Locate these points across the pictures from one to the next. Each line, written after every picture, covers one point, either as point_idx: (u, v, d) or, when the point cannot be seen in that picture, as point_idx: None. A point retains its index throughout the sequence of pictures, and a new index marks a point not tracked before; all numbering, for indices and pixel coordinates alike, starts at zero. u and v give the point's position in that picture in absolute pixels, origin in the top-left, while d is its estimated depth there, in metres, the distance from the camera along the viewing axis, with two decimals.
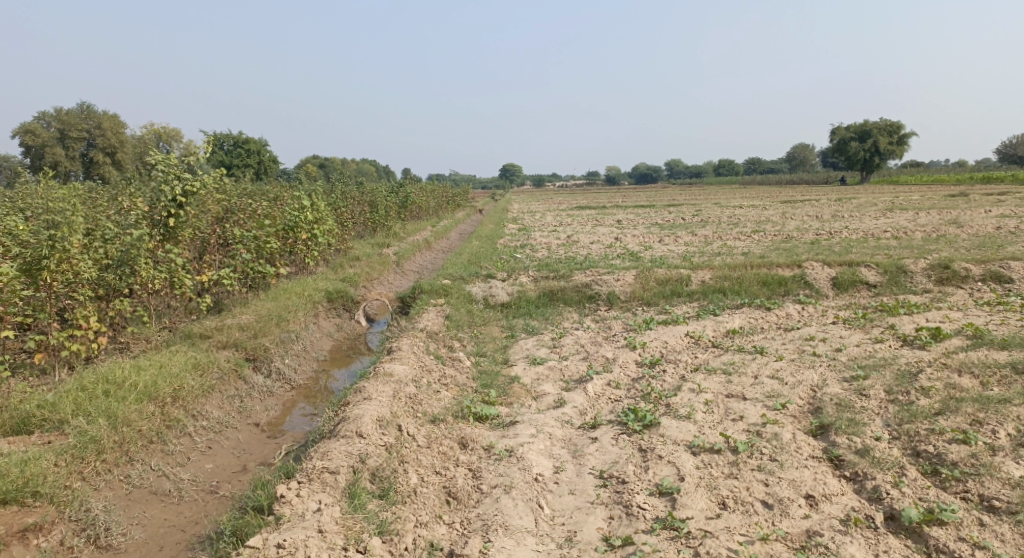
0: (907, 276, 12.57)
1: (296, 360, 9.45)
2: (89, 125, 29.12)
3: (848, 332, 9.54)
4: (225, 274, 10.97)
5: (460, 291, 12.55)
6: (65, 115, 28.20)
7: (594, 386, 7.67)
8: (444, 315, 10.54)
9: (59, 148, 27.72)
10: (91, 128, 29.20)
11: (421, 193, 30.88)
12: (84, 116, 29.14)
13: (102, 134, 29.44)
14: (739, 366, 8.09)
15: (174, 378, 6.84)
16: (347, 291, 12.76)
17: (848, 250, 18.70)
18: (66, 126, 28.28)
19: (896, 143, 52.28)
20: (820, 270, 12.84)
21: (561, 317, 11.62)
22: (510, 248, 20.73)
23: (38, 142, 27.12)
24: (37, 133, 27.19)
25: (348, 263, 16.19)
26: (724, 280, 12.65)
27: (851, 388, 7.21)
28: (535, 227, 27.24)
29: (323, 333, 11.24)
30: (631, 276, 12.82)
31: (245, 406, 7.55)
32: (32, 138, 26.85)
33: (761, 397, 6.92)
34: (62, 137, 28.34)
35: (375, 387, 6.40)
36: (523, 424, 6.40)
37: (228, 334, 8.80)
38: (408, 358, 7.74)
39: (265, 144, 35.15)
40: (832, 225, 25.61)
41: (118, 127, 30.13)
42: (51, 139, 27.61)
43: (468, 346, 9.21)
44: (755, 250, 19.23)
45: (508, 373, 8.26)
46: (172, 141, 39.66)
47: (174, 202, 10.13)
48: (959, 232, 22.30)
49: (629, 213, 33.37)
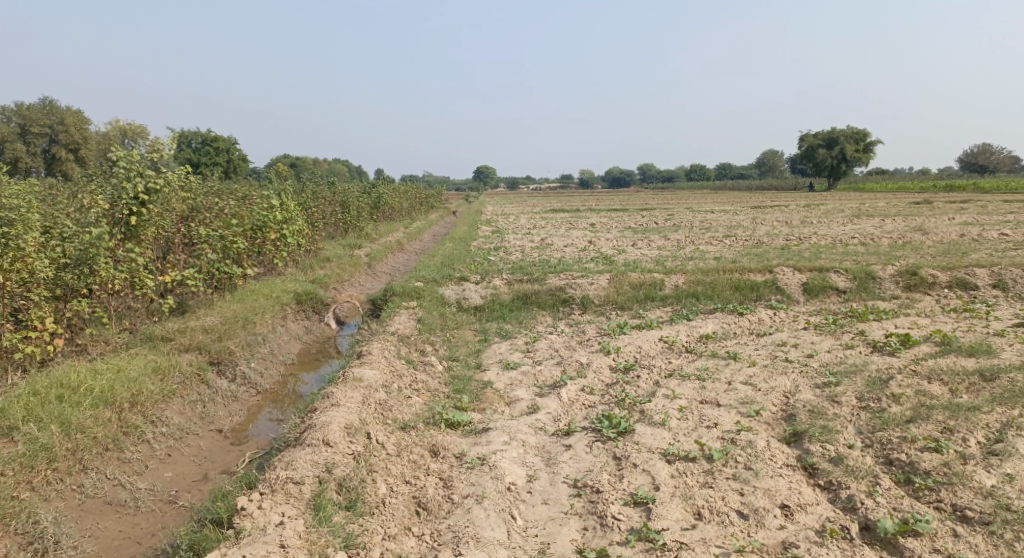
0: (876, 282, 12.71)
1: (263, 364, 9.20)
2: (51, 120, 28.31)
3: (819, 338, 9.58)
4: (190, 274, 10.65)
5: (432, 293, 12.38)
6: (27, 109, 27.39)
7: (568, 392, 7.57)
8: (416, 318, 10.37)
9: (20, 143, 26.90)
10: (53, 124, 28.39)
11: (394, 194, 30.58)
12: (46, 110, 28.32)
13: (66, 129, 28.65)
14: (713, 372, 8.07)
15: (132, 382, 6.58)
16: (317, 293, 12.50)
17: (818, 255, 18.91)
18: (28, 121, 27.47)
19: (863, 152, 53.30)
20: (791, 275, 12.93)
21: (534, 321, 11.51)
22: (484, 250, 20.59)
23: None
24: None
25: (318, 265, 15.90)
26: (697, 285, 12.66)
27: (823, 394, 7.21)
28: (509, 230, 27.12)
29: (291, 336, 10.98)
30: (605, 280, 12.78)
31: (208, 412, 7.30)
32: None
33: (735, 404, 6.89)
34: (23, 132, 27.52)
35: (344, 393, 6.22)
36: (496, 431, 6.28)
37: (192, 337, 8.53)
38: (379, 363, 7.56)
39: (235, 142, 34.53)
40: (802, 231, 25.94)
41: (83, 123, 29.36)
42: (12, 134, 26.78)
43: (440, 350, 9.05)
44: (727, 255, 19.37)
45: (480, 378, 8.12)
46: (139, 138, 38.78)
47: (136, 200, 9.81)
48: (924, 239, 22.72)
49: (603, 216, 33.47)
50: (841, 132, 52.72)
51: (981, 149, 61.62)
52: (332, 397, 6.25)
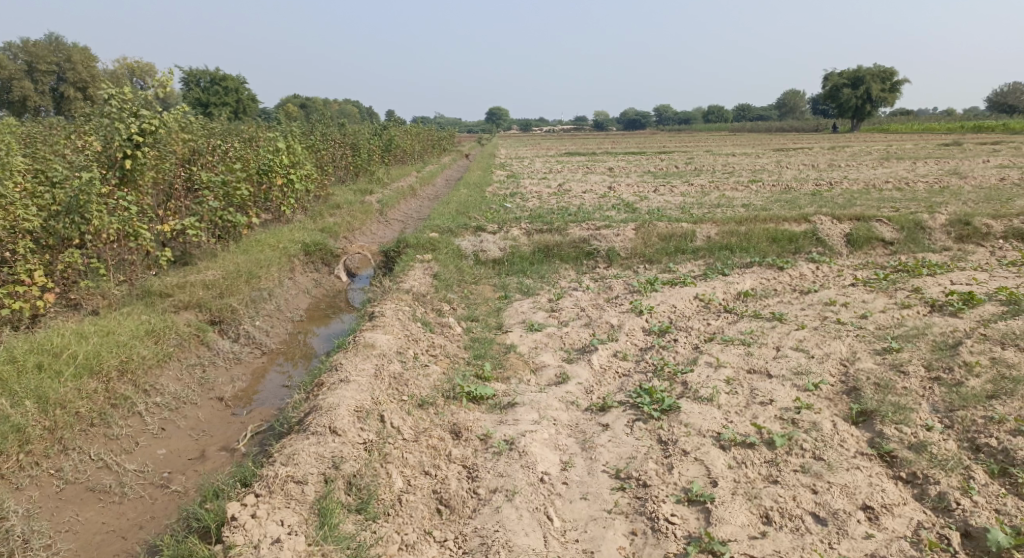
0: (925, 233, 11.80)
1: (268, 322, 8.53)
2: (59, 57, 27.27)
3: (871, 296, 8.78)
4: (190, 223, 9.89)
5: (448, 245, 11.63)
6: (32, 46, 26.28)
7: (599, 359, 6.90)
8: (431, 273, 9.66)
9: (28, 81, 25.98)
10: (61, 62, 27.44)
11: (406, 136, 29.54)
12: (53, 48, 27.30)
13: (73, 68, 27.75)
14: (759, 336, 7.33)
15: (121, 348, 5.97)
16: (327, 244, 11.76)
17: (852, 202, 17.91)
18: (35, 59, 26.37)
19: (890, 91, 51.12)
20: (832, 225, 12.04)
21: (557, 275, 10.78)
22: (500, 197, 19.73)
23: (6, 74, 25.37)
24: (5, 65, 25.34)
25: (328, 213, 15.13)
26: (731, 236, 11.81)
27: (886, 365, 6.48)
28: (525, 174, 26.14)
29: (299, 290, 10.31)
30: (632, 231, 11.95)
31: (206, 378, 6.65)
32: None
33: (789, 375, 6.18)
34: (30, 70, 26.49)
35: (353, 365, 5.58)
36: (523, 407, 5.62)
37: (191, 294, 7.87)
38: (392, 326, 6.88)
39: (244, 81, 33.29)
40: (831, 175, 24.78)
41: (89, 61, 28.39)
42: (20, 72, 25.81)
43: (458, 310, 8.36)
44: (756, 202, 18.38)
45: (502, 342, 7.46)
46: (148, 77, 37.62)
47: (130, 141, 9.05)
48: (963, 184, 21.56)
49: (621, 160, 32.25)
50: (866, 70, 50.59)
51: (1012, 89, 58.90)
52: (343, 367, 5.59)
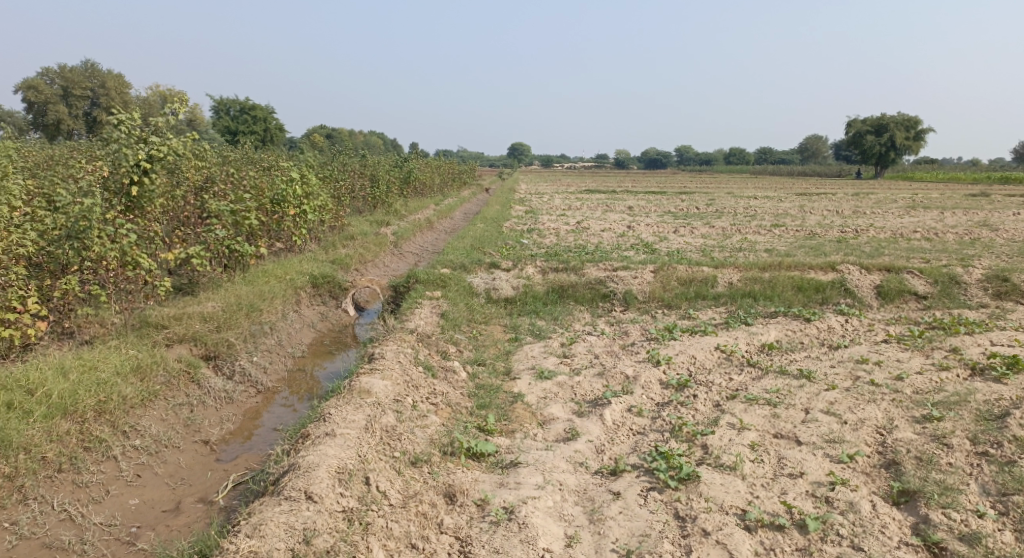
0: (960, 288, 11.24)
1: (267, 357, 8.13)
2: (94, 83, 27.72)
3: (905, 355, 8.22)
4: (195, 252, 9.53)
5: (459, 282, 11.25)
6: (69, 71, 26.65)
7: (612, 414, 6.41)
8: (439, 312, 9.26)
9: (63, 105, 26.28)
10: (96, 87, 27.90)
11: (427, 169, 29.47)
12: (88, 74, 27.73)
13: (107, 93, 28.17)
14: (786, 395, 6.80)
15: (101, 386, 5.70)
16: (335, 276, 11.42)
17: (880, 252, 17.34)
18: (70, 83, 26.69)
19: (915, 139, 50.65)
20: (862, 277, 11.52)
21: (572, 318, 10.34)
22: (518, 232, 19.41)
23: (42, 98, 25.73)
24: (41, 89, 25.69)
25: (340, 243, 14.85)
26: (754, 283, 11.31)
27: (927, 435, 5.94)
28: (543, 210, 25.85)
29: (303, 324, 9.94)
30: (651, 274, 11.50)
31: (193, 419, 6.26)
32: (34, 94, 25.40)
33: (820, 443, 5.65)
34: (65, 94, 26.82)
35: (344, 418, 5.19)
36: (527, 468, 5.14)
37: (186, 327, 7.52)
38: (391, 370, 6.44)
39: (271, 111, 33.54)
40: (857, 222, 24.24)
41: (123, 88, 28.85)
42: (55, 96, 26.12)
43: (465, 353, 7.92)
44: (779, 247, 17.88)
45: (509, 391, 6.99)
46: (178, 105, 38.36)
47: (137, 167, 8.79)
48: (994, 236, 20.93)
49: (641, 199, 31.93)
50: (891, 118, 50.28)
51: None
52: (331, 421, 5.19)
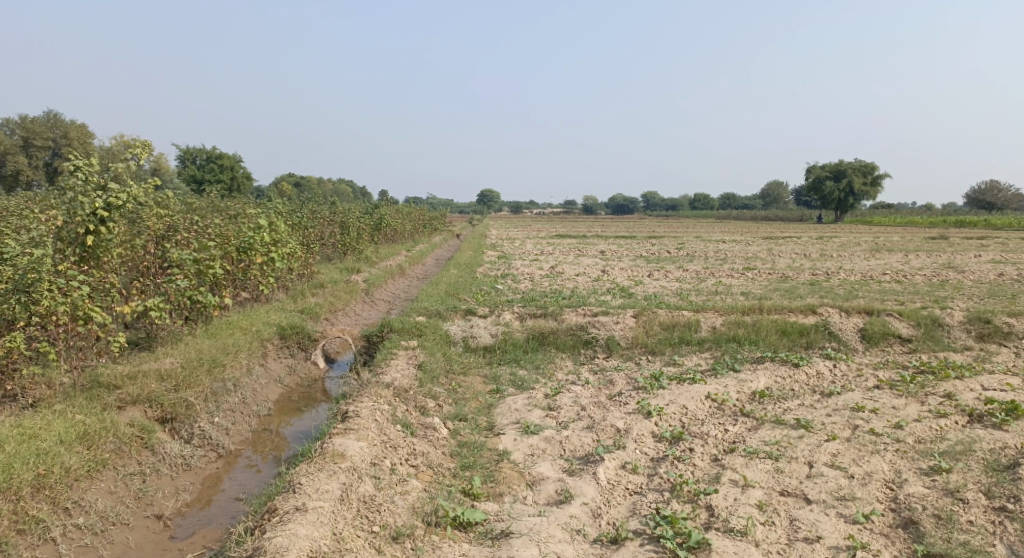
0: (943, 330, 11.13)
1: (229, 417, 7.55)
2: (56, 133, 27.21)
3: (900, 401, 7.96)
4: (154, 304, 8.95)
5: (435, 330, 10.80)
6: (31, 122, 26.08)
7: (605, 473, 5.97)
8: (416, 363, 8.79)
9: (23, 155, 25.54)
10: (57, 138, 27.34)
11: (397, 216, 29.20)
12: (50, 124, 27.21)
13: (69, 143, 27.59)
14: (786, 447, 6.44)
15: (40, 458, 5.15)
16: (304, 326, 10.89)
17: (854, 294, 17.37)
18: (32, 134, 26.13)
19: (871, 184, 52.08)
20: (845, 320, 11.36)
21: (554, 366, 9.94)
22: (492, 278, 19.08)
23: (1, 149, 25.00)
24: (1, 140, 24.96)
25: (310, 291, 14.33)
26: (738, 328, 11.06)
27: (939, 489, 5.63)
28: (516, 256, 25.62)
29: (270, 378, 9.36)
30: (633, 320, 11.20)
31: (145, 492, 5.67)
32: None
33: (831, 501, 5.30)
34: (26, 145, 26.17)
35: (315, 490, 4.71)
36: (520, 539, 4.69)
37: (142, 385, 6.93)
38: (367, 430, 5.93)
39: (239, 159, 33.15)
40: (826, 265, 24.46)
41: (86, 138, 28.33)
42: (15, 147, 25.40)
43: (445, 407, 7.44)
44: (755, 290, 17.80)
45: (494, 448, 6.53)
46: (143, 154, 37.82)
47: (94, 216, 8.30)
48: (962, 277, 21.20)
49: (612, 244, 32.00)
50: (847, 164, 51.76)
51: (990, 187, 60.06)
52: (300, 494, 4.69)
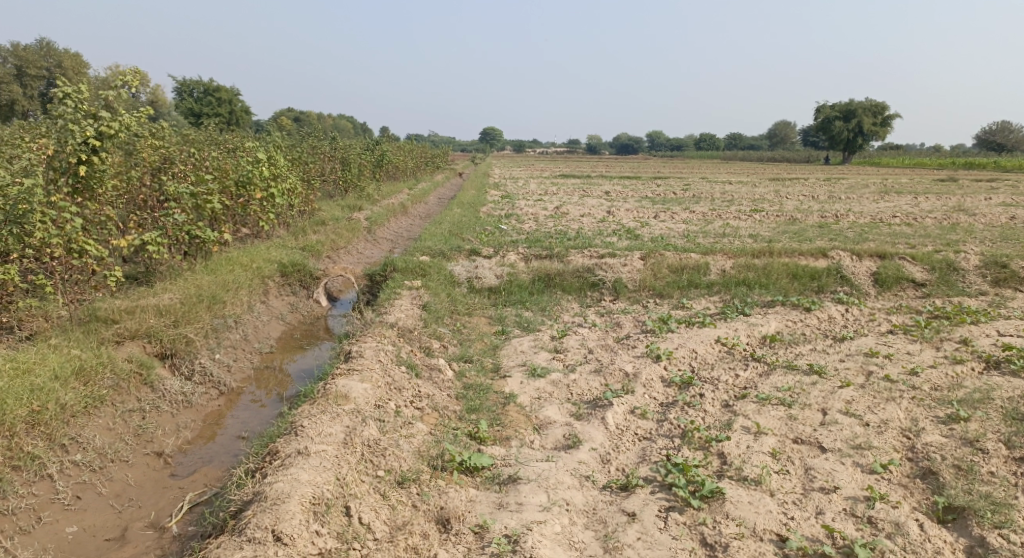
0: (958, 275, 10.89)
1: (231, 354, 7.38)
2: (49, 62, 26.48)
3: (915, 348, 7.78)
4: (150, 237, 8.65)
5: (439, 270, 10.58)
6: (23, 49, 25.25)
7: (614, 418, 5.84)
8: (420, 303, 8.60)
9: (17, 85, 24.85)
10: (51, 67, 26.62)
11: (399, 153, 28.64)
12: (43, 53, 26.48)
13: (63, 73, 26.84)
14: (799, 394, 6.28)
15: (34, 394, 4.98)
16: (306, 264, 10.65)
17: (864, 237, 17.07)
18: (25, 63, 25.37)
19: (882, 125, 50.94)
20: (857, 264, 11.11)
21: (560, 308, 9.75)
22: (495, 217, 18.77)
23: None
24: None
25: (311, 229, 14.06)
26: (748, 271, 10.82)
27: (957, 439, 5.50)
28: (520, 195, 25.19)
29: (272, 316, 9.18)
30: (640, 262, 10.95)
31: (144, 429, 5.53)
32: None
33: (847, 450, 5.16)
34: (19, 74, 25.44)
35: (319, 433, 4.56)
36: (529, 485, 4.57)
37: (139, 321, 6.74)
38: (370, 371, 5.76)
39: (237, 92, 32.32)
40: (835, 207, 24.05)
41: (81, 67, 27.60)
42: (9, 76, 24.67)
43: (450, 349, 7.28)
44: (763, 232, 17.50)
45: (501, 391, 6.39)
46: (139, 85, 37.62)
47: (86, 146, 7.93)
48: (973, 221, 20.83)
49: (617, 184, 31.48)
50: (858, 104, 50.52)
51: (1002, 128, 58.70)
52: (302, 437, 4.54)
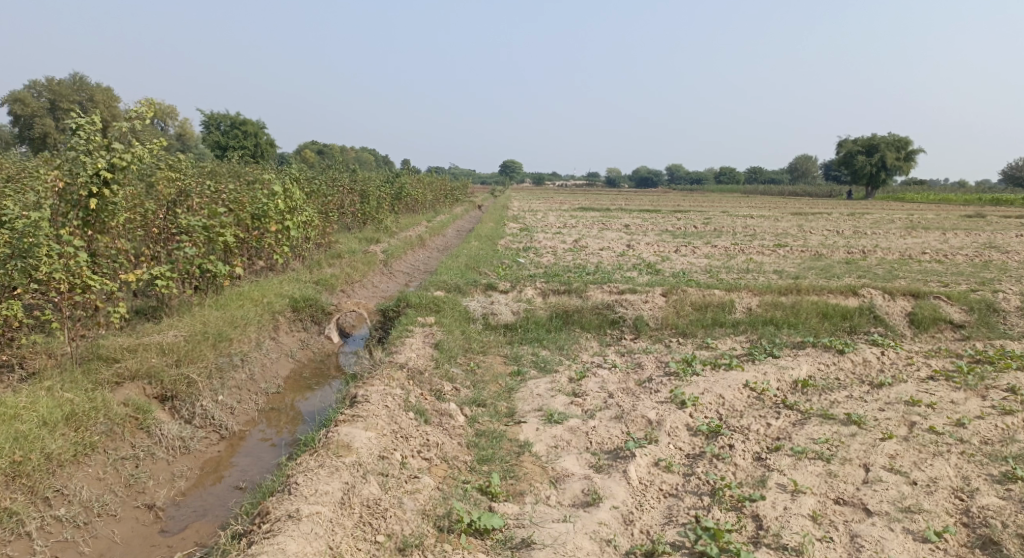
0: (998, 316, 10.36)
1: (235, 396, 7.07)
2: (82, 96, 27.04)
3: (959, 396, 7.27)
4: (159, 272, 8.40)
5: (454, 306, 10.25)
6: (58, 84, 25.85)
7: (637, 471, 5.41)
8: (433, 342, 8.26)
9: (50, 119, 25.27)
10: (84, 101, 27.17)
11: (419, 185, 28.64)
12: (77, 87, 27.09)
13: (95, 107, 27.34)
14: (838, 447, 5.81)
15: (18, 444, 4.69)
16: (318, 298, 10.38)
17: (894, 274, 16.53)
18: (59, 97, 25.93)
19: (906, 160, 50.33)
20: (891, 303, 10.61)
21: (578, 347, 9.36)
22: (513, 251, 18.50)
23: (29, 111, 24.70)
24: (28, 102, 24.63)
25: (326, 262, 13.86)
26: (775, 309, 10.37)
27: (1015, 503, 5.00)
28: (538, 228, 24.95)
29: (280, 352, 8.88)
30: (663, 300, 10.55)
31: (136, 479, 5.21)
32: (21, 107, 24.40)
33: (896, 515, 4.74)
34: (53, 108, 25.94)
35: (314, 491, 4.21)
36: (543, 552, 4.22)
37: (141, 360, 6.44)
38: (376, 418, 5.39)
39: (263, 126, 32.69)
40: (861, 242, 23.51)
41: (112, 102, 28.13)
42: (42, 110, 25.10)
43: (462, 391, 6.90)
44: (788, 268, 17.03)
45: (515, 439, 5.99)
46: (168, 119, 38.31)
47: (97, 178, 7.75)
48: (1006, 258, 20.18)
49: (637, 217, 31.18)
50: (881, 138, 50.05)
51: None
52: (296, 497, 4.19)
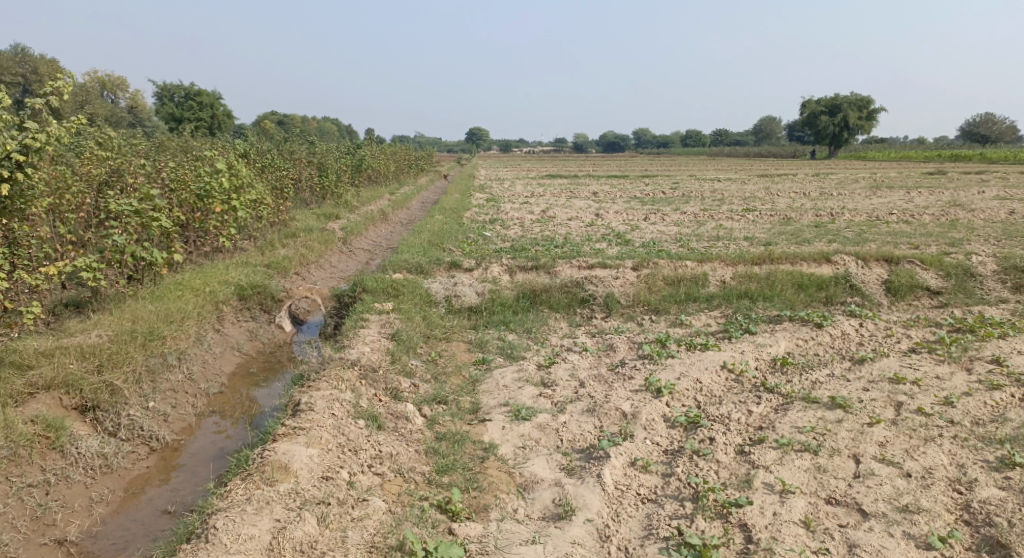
0: (975, 281, 10.09)
1: (169, 400, 6.42)
2: (24, 69, 25.54)
3: (945, 371, 6.94)
4: (85, 263, 7.51)
5: (414, 289, 9.64)
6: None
7: (613, 474, 4.94)
8: (390, 332, 7.67)
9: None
10: (26, 74, 25.64)
11: (382, 156, 27.71)
12: (17, 59, 25.62)
13: (39, 79, 25.82)
14: (825, 437, 5.41)
15: None
16: (267, 285, 9.67)
17: (864, 237, 16.30)
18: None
19: (868, 118, 50.45)
20: (867, 271, 10.27)
21: (547, 329, 8.84)
22: (479, 223, 17.86)
23: None
24: None
25: (280, 242, 13.08)
26: (750, 281, 9.95)
27: (1017, 495, 4.66)
28: (505, 198, 24.30)
29: (226, 346, 8.20)
30: (634, 275, 10.05)
31: (43, 510, 4.91)
32: None
33: (893, 516, 4.46)
34: None
35: (236, 537, 4.03)
36: None
37: (58, 367, 5.77)
38: (320, 431, 5.02)
39: (219, 98, 31.35)
40: (828, 204, 23.35)
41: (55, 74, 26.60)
42: None
43: (422, 387, 6.34)
44: (759, 234, 16.69)
45: (478, 441, 5.48)
46: (117, 91, 36.78)
47: (8, 161, 6.78)
48: (971, 217, 20.12)
49: (605, 183, 30.63)
50: (844, 97, 50.03)
51: (986, 119, 58.19)
52: (213, 545, 3.99)
